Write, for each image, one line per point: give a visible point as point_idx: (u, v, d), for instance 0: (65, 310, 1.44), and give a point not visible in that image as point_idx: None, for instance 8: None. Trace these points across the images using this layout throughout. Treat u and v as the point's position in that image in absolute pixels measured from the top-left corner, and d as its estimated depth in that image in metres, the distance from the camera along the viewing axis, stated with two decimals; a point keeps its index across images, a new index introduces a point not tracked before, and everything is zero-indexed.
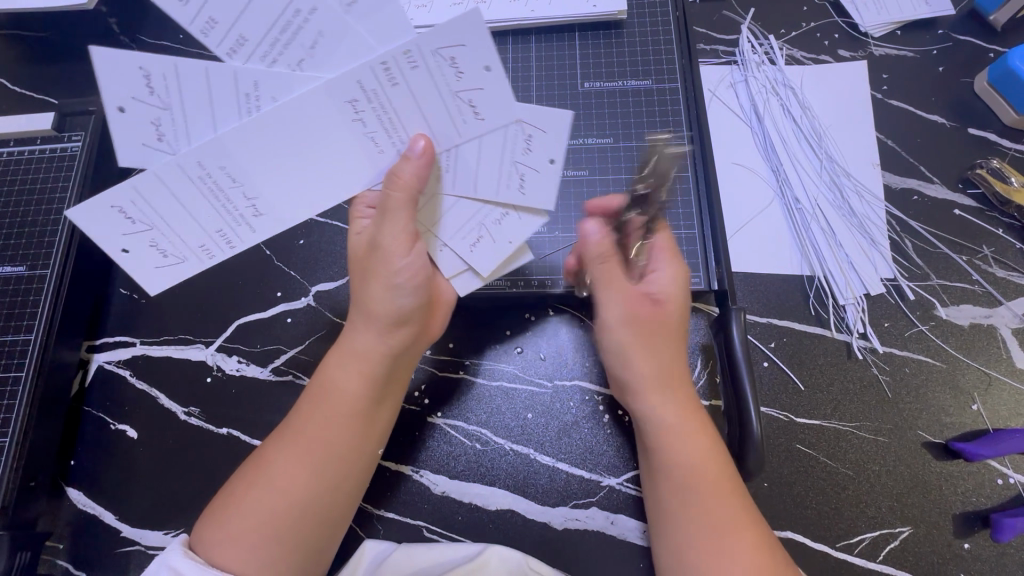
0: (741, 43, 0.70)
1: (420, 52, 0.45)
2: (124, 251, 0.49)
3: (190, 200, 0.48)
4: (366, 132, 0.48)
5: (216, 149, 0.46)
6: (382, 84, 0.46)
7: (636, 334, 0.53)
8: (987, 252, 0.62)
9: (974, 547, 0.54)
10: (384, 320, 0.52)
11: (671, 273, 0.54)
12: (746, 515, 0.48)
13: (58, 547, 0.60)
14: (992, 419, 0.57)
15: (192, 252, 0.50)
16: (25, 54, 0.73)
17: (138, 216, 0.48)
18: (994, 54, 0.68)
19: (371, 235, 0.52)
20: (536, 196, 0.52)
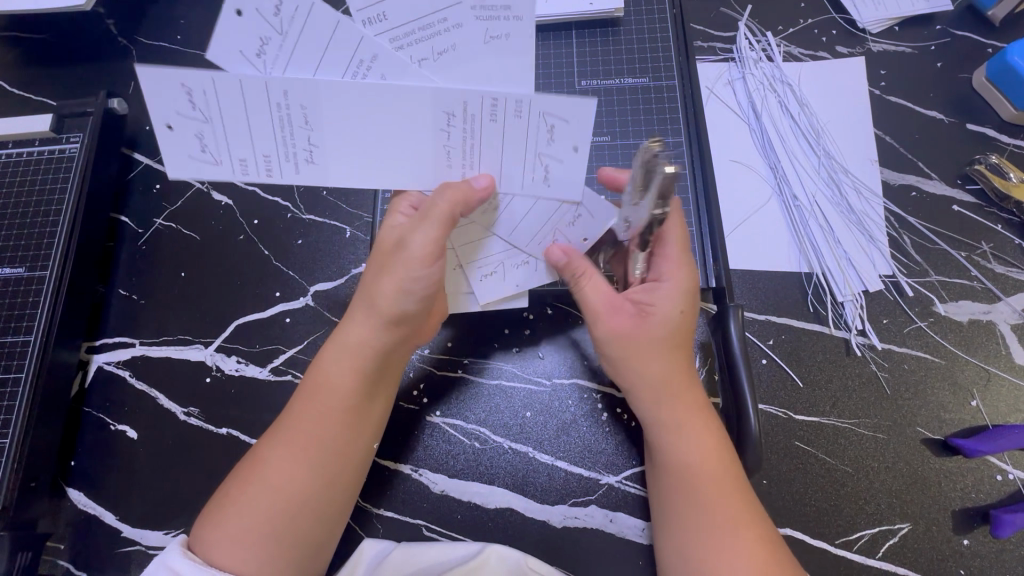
0: (739, 40, 0.70)
1: (528, 108, 0.47)
2: (168, 128, 0.46)
3: (256, 118, 0.46)
4: (445, 145, 0.49)
5: (307, 90, 0.46)
6: (482, 115, 0.47)
7: (621, 348, 0.53)
8: (986, 248, 0.62)
9: (973, 543, 0.54)
10: (384, 318, 0.52)
11: (672, 287, 0.52)
12: (754, 508, 0.48)
13: (59, 547, 0.60)
14: (992, 416, 0.57)
15: (231, 161, 0.48)
16: (22, 56, 0.73)
17: (201, 107, 0.46)
18: (993, 49, 0.68)
19: (402, 234, 0.53)
20: (552, 246, 0.57)
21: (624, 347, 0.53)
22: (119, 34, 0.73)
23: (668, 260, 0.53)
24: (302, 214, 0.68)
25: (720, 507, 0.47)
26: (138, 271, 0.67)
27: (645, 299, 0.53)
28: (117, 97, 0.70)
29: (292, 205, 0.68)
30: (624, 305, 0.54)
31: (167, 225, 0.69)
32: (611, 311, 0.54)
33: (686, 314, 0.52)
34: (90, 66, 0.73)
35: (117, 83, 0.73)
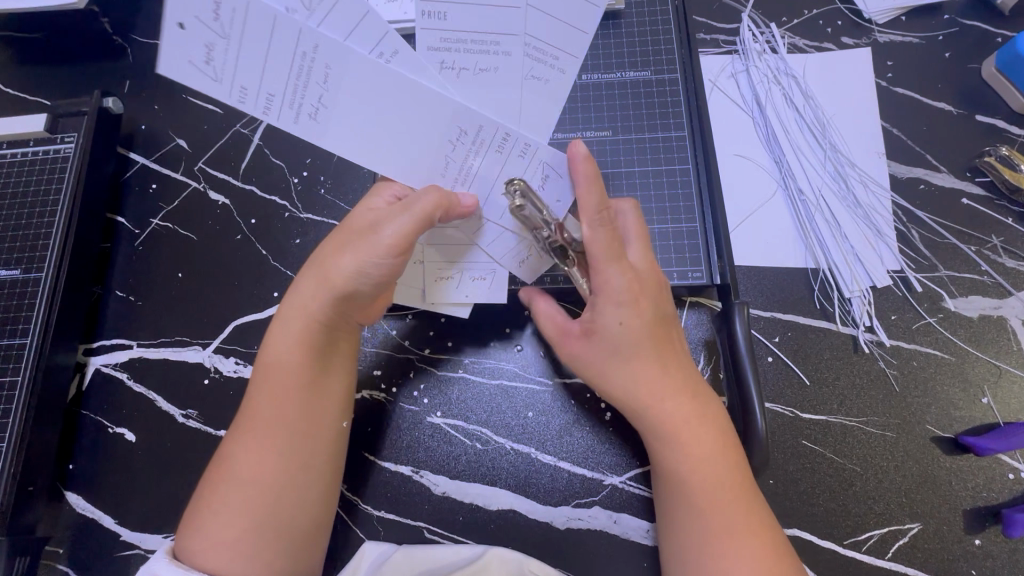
0: (742, 32, 0.68)
1: (533, 153, 0.52)
2: (180, 26, 0.42)
3: (276, 53, 0.44)
4: (449, 151, 0.51)
5: (340, 52, 0.45)
6: (490, 143, 0.51)
7: (580, 369, 0.54)
8: (996, 242, 0.61)
9: (985, 543, 0.53)
10: (336, 293, 0.50)
11: (604, 299, 0.49)
12: (738, 483, 0.48)
13: (58, 552, 0.59)
14: (1003, 413, 0.56)
15: (231, 84, 0.45)
16: (16, 56, 0.73)
17: (223, 21, 0.43)
18: (1002, 39, 0.67)
19: (375, 217, 0.52)
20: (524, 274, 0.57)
21: (581, 366, 0.53)
22: (113, 32, 0.72)
23: (599, 268, 0.49)
24: (300, 213, 0.67)
25: (703, 488, 0.48)
26: (136, 272, 0.67)
27: (590, 319, 0.51)
28: (112, 96, 0.69)
29: (289, 205, 0.67)
30: (573, 327, 0.54)
31: (164, 225, 0.68)
32: (563, 334, 0.54)
33: (625, 324, 0.49)
34: (85, 64, 0.72)
35: (112, 81, 0.72)
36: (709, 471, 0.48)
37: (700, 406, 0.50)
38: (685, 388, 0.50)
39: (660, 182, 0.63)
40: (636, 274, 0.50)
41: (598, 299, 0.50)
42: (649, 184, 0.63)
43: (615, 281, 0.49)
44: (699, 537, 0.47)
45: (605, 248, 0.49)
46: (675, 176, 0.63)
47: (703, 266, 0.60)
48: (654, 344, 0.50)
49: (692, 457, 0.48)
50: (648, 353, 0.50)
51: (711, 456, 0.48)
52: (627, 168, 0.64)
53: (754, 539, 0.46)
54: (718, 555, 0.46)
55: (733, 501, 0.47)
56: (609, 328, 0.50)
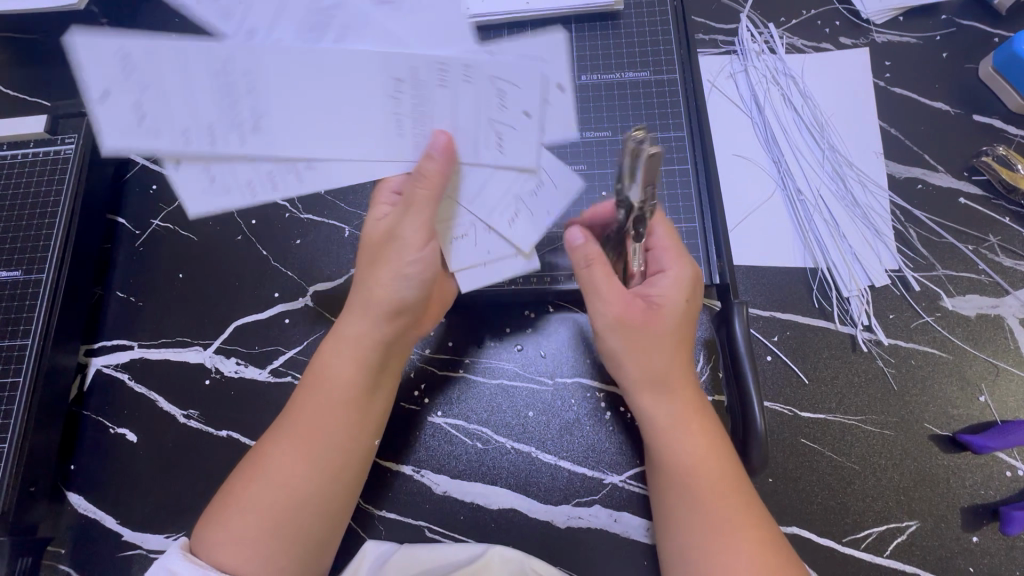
0: (740, 33, 0.69)
1: (477, 72, 0.49)
2: (101, 95, 0.47)
3: (197, 86, 0.47)
4: (395, 113, 0.49)
5: (251, 58, 0.47)
6: (430, 80, 0.49)
7: (627, 340, 0.51)
8: (994, 241, 0.61)
9: (983, 540, 0.53)
10: (384, 310, 0.51)
11: (674, 279, 0.52)
12: (735, 477, 0.49)
13: (59, 552, 0.59)
14: (1001, 411, 0.56)
15: (175, 131, 0.48)
16: (15, 57, 0.73)
17: (136, 74, 0.47)
18: (1000, 39, 0.67)
19: (390, 225, 0.53)
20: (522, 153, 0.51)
21: (632, 335, 0.51)
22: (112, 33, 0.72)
23: (670, 255, 0.53)
24: (300, 214, 0.67)
25: (709, 479, 0.48)
26: (136, 273, 0.67)
27: (651, 291, 0.52)
28: None
29: (289, 205, 0.68)
30: (635, 299, 0.52)
31: (164, 226, 0.68)
32: (622, 302, 0.51)
33: (689, 303, 0.52)
34: None
35: None
36: (713, 463, 0.49)
37: (701, 402, 0.51)
38: (688, 381, 0.52)
39: (659, 183, 0.63)
40: (697, 269, 0.54)
41: (667, 274, 0.52)
42: None
43: (686, 270, 0.52)
44: (705, 527, 0.47)
45: (676, 244, 0.53)
46: (674, 177, 0.63)
47: (703, 265, 0.60)
48: (683, 338, 0.52)
49: (699, 448, 0.49)
50: (676, 344, 0.51)
51: (712, 453, 0.49)
52: None
53: (754, 532, 0.46)
54: (718, 548, 0.46)
55: (734, 492, 0.48)
56: (668, 304, 0.51)
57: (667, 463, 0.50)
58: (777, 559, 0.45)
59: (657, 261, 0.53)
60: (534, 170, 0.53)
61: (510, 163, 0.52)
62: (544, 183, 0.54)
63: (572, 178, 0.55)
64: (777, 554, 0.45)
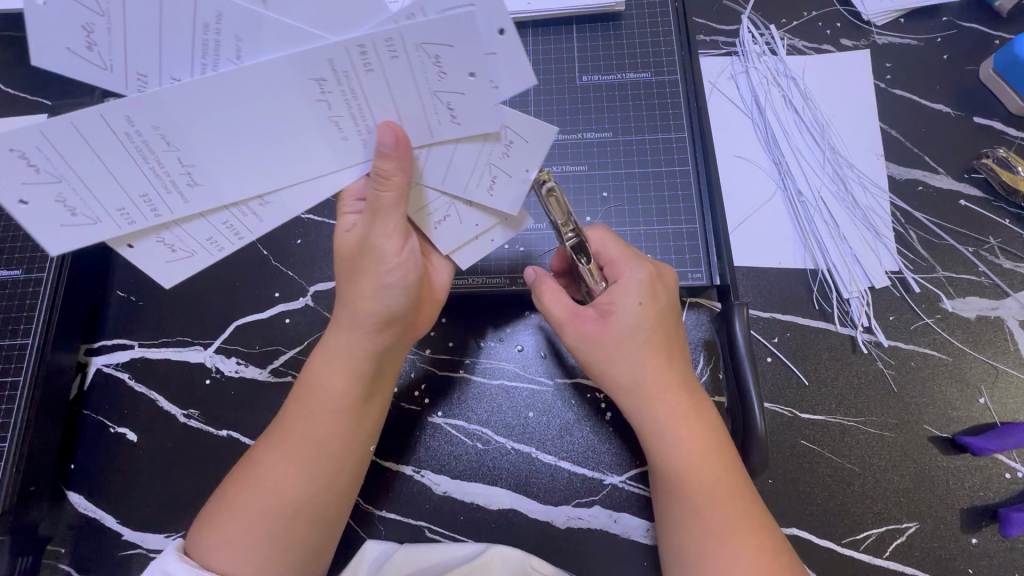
0: (741, 34, 0.69)
1: (402, 44, 0.41)
2: (22, 202, 0.41)
3: (115, 162, 0.42)
4: (330, 116, 0.44)
5: (152, 104, 0.40)
6: (354, 69, 0.42)
7: (589, 351, 0.52)
8: (994, 243, 0.61)
9: (982, 542, 0.53)
10: (372, 322, 0.51)
11: (623, 284, 0.52)
12: (730, 480, 0.48)
13: (59, 551, 0.59)
14: (1000, 413, 0.56)
15: (110, 215, 0.44)
16: (16, 56, 0.73)
17: (45, 166, 0.41)
18: (1000, 41, 0.67)
19: (360, 234, 0.50)
20: (476, 121, 0.45)
21: (589, 349, 0.52)
22: None
23: (619, 263, 0.53)
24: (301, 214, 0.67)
25: (703, 482, 0.48)
26: (137, 272, 0.67)
27: (604, 300, 0.53)
28: (114, 96, 0.69)
29: None
30: (585, 309, 0.53)
31: None
32: (572, 316, 0.53)
33: (644, 304, 0.51)
34: None
35: None
36: (706, 466, 0.49)
37: (695, 402, 0.51)
38: (679, 381, 0.51)
39: (659, 183, 0.63)
40: (654, 266, 0.54)
41: (618, 281, 0.52)
42: (648, 185, 0.63)
43: (633, 271, 0.53)
44: (699, 530, 0.47)
45: (620, 251, 0.54)
46: (675, 178, 0.63)
47: (703, 266, 0.60)
48: (660, 341, 0.52)
49: (691, 450, 0.49)
50: (657, 345, 0.51)
51: (710, 458, 0.49)
52: (627, 169, 0.64)
53: (749, 534, 0.46)
54: (715, 553, 0.46)
55: (728, 496, 0.48)
56: (621, 310, 0.52)
57: (659, 466, 0.50)
58: (776, 565, 0.45)
59: (609, 272, 0.54)
60: (500, 135, 0.46)
61: (467, 134, 0.46)
62: (516, 140, 0.47)
63: (543, 126, 0.46)
64: (777, 560, 0.45)
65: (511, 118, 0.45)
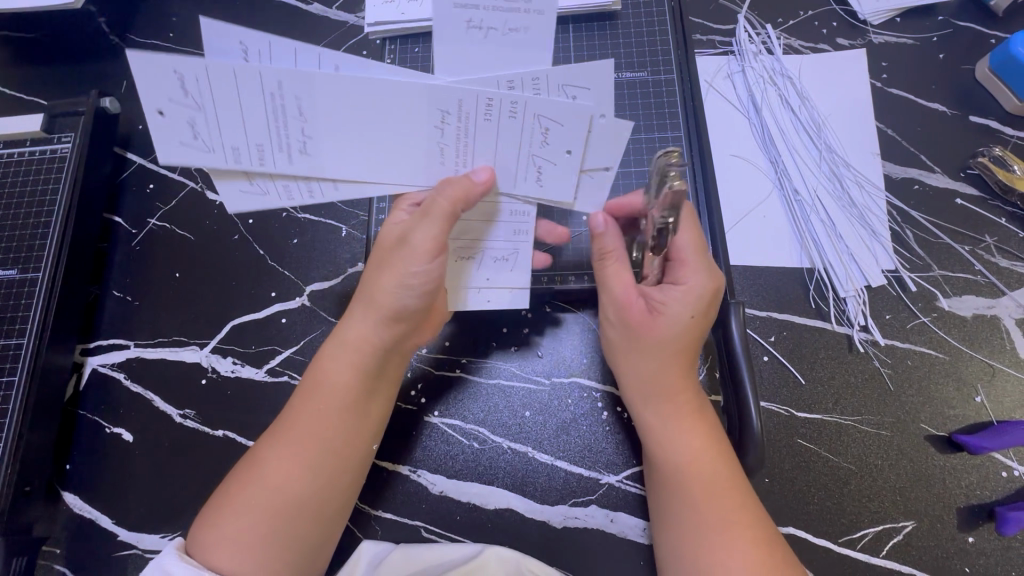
0: (738, 33, 0.69)
1: (524, 109, 0.46)
2: (160, 113, 0.43)
3: (250, 111, 0.44)
4: (439, 142, 0.48)
5: (304, 84, 0.43)
6: (476, 114, 0.46)
7: (624, 337, 0.53)
8: (990, 241, 0.61)
9: (979, 541, 0.53)
10: (384, 315, 0.51)
11: (685, 292, 0.50)
12: (730, 479, 0.48)
13: (55, 552, 0.59)
14: (996, 411, 0.56)
15: (223, 149, 0.45)
16: (12, 55, 0.73)
17: (194, 94, 0.43)
18: (996, 40, 0.67)
19: (401, 230, 0.51)
20: (554, 187, 0.50)
21: (626, 335, 0.53)
22: (110, 32, 0.73)
23: (687, 265, 0.51)
24: (297, 213, 0.67)
25: (703, 477, 0.48)
26: (133, 271, 0.67)
27: (659, 297, 0.51)
28: (110, 95, 0.70)
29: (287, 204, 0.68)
30: (637, 299, 0.52)
31: (161, 226, 0.68)
32: (624, 299, 0.52)
33: (695, 320, 0.50)
34: (83, 65, 0.72)
35: (109, 81, 0.72)
36: (708, 462, 0.49)
37: (700, 403, 0.52)
38: (688, 382, 0.52)
39: None
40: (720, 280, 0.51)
41: (679, 286, 0.51)
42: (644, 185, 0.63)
43: (697, 281, 0.50)
44: (693, 523, 0.47)
45: (694, 253, 0.51)
46: None
47: None
48: (687, 352, 0.51)
49: (692, 446, 0.50)
50: (684, 352, 0.51)
51: (711, 457, 0.49)
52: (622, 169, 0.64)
53: (747, 529, 0.46)
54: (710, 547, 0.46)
55: (730, 490, 0.48)
56: (673, 316, 0.51)
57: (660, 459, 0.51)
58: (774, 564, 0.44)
59: (675, 269, 0.52)
60: (573, 201, 0.51)
61: (547, 194, 0.51)
62: (589, 187, 0.50)
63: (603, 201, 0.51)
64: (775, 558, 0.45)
65: (601, 176, 0.49)
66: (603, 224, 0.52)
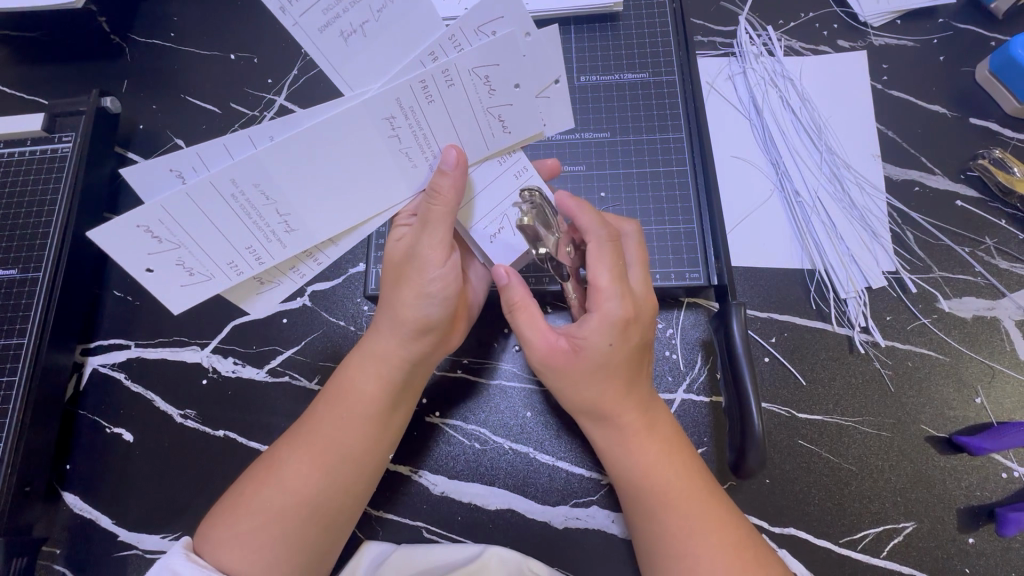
0: (739, 34, 0.69)
1: (457, 71, 0.45)
2: (150, 270, 0.47)
3: (222, 219, 0.46)
4: (401, 148, 0.48)
5: (256, 169, 0.45)
6: (420, 102, 0.46)
7: (556, 376, 0.51)
8: (990, 243, 0.62)
9: (978, 542, 0.53)
10: (409, 328, 0.52)
11: (599, 318, 0.49)
12: (694, 491, 0.48)
13: (55, 552, 0.59)
14: (996, 412, 0.57)
15: (221, 269, 0.49)
16: (13, 54, 0.73)
17: (166, 237, 0.46)
18: (996, 43, 0.67)
19: (409, 244, 0.52)
20: (521, 128, 0.49)
21: (557, 376, 0.51)
22: (112, 32, 0.73)
23: (602, 292, 0.49)
24: None
25: (658, 488, 0.49)
26: None
27: (576, 333, 0.50)
28: (111, 95, 0.69)
29: None
30: (557, 340, 0.51)
31: None
32: (546, 344, 0.51)
33: (613, 346, 0.49)
34: (84, 64, 0.72)
35: (110, 80, 0.72)
36: (664, 473, 0.49)
37: (649, 419, 0.51)
38: (638, 400, 0.51)
39: (657, 183, 0.63)
40: (634, 307, 0.50)
41: (592, 315, 0.49)
42: (646, 186, 0.63)
43: (612, 306, 0.49)
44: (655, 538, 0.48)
45: (608, 278, 0.49)
46: (673, 178, 0.63)
47: (702, 265, 0.60)
48: (626, 375, 0.50)
49: (642, 462, 0.49)
50: (623, 373, 0.50)
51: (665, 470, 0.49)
52: (624, 170, 0.64)
53: (714, 536, 0.46)
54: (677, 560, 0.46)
55: (692, 499, 0.48)
56: (593, 346, 0.49)
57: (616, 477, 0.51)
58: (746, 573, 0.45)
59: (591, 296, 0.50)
60: (542, 131, 0.50)
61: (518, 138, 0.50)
62: (549, 104, 0.49)
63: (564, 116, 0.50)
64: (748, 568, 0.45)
65: (553, 88, 0.48)
66: (506, 276, 0.52)
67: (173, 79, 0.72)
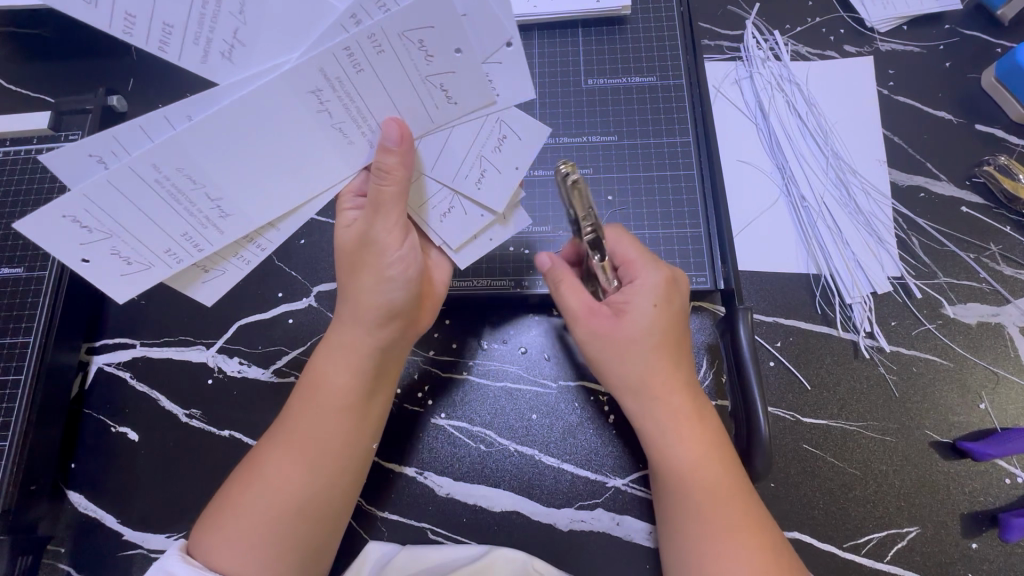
0: (746, 39, 0.69)
1: (385, 36, 0.42)
2: (85, 261, 0.45)
3: (152, 205, 0.44)
4: (334, 124, 0.46)
5: (179, 151, 0.42)
6: (347, 72, 0.43)
7: (603, 348, 0.52)
8: (996, 249, 0.62)
9: (982, 547, 0.54)
10: (375, 316, 0.51)
11: (642, 285, 0.52)
12: (733, 485, 0.49)
13: (59, 551, 0.59)
14: (1001, 418, 0.57)
15: (159, 257, 0.47)
16: (19, 52, 0.72)
17: (96, 225, 0.44)
18: (1003, 49, 0.68)
19: (360, 229, 0.50)
20: (466, 96, 0.47)
21: (601, 345, 0.52)
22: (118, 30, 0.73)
23: (636, 266, 0.53)
24: None
25: (705, 481, 0.48)
26: None
27: (619, 299, 0.52)
28: (118, 93, 0.69)
29: None
30: (602, 307, 0.53)
31: None
32: (590, 312, 0.52)
33: (659, 306, 0.51)
34: (90, 62, 0.72)
35: (116, 78, 0.72)
36: (708, 467, 0.49)
37: (698, 405, 0.51)
38: (685, 385, 0.51)
39: (663, 187, 0.64)
40: (669, 271, 0.54)
41: (635, 284, 0.52)
42: (653, 190, 0.64)
43: (651, 274, 0.52)
44: (693, 532, 0.47)
45: (637, 253, 0.54)
46: (680, 182, 0.64)
47: (708, 270, 0.61)
48: (669, 347, 0.51)
49: (691, 452, 0.49)
50: (666, 350, 0.51)
51: (710, 460, 0.49)
52: (632, 173, 0.64)
53: (750, 535, 0.46)
54: (716, 556, 0.46)
55: (733, 495, 0.48)
56: (637, 310, 0.51)
57: (659, 465, 0.50)
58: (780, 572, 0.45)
59: (626, 272, 0.54)
60: (493, 99, 0.48)
61: (466, 108, 0.47)
62: (500, 69, 0.47)
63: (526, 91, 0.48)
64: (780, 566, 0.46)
65: (503, 53, 0.46)
66: (549, 261, 0.55)
67: (180, 79, 0.72)
